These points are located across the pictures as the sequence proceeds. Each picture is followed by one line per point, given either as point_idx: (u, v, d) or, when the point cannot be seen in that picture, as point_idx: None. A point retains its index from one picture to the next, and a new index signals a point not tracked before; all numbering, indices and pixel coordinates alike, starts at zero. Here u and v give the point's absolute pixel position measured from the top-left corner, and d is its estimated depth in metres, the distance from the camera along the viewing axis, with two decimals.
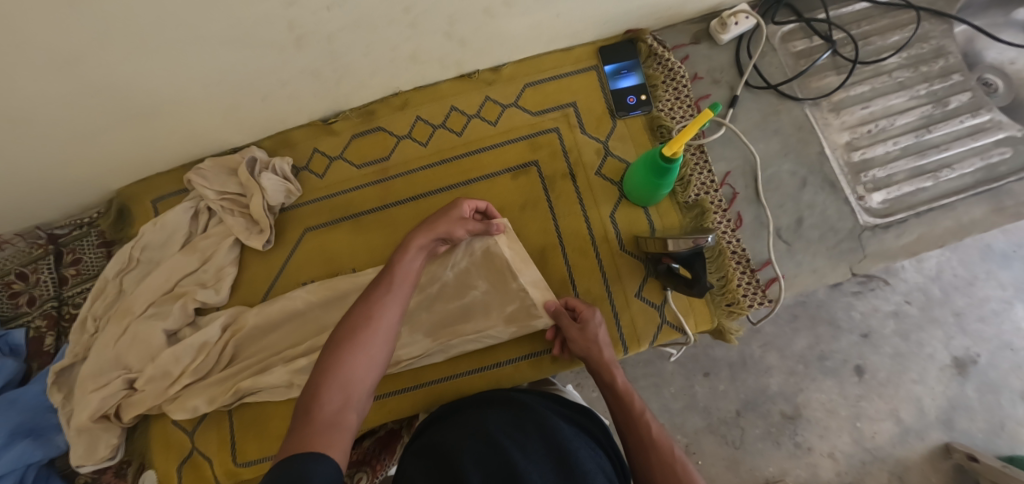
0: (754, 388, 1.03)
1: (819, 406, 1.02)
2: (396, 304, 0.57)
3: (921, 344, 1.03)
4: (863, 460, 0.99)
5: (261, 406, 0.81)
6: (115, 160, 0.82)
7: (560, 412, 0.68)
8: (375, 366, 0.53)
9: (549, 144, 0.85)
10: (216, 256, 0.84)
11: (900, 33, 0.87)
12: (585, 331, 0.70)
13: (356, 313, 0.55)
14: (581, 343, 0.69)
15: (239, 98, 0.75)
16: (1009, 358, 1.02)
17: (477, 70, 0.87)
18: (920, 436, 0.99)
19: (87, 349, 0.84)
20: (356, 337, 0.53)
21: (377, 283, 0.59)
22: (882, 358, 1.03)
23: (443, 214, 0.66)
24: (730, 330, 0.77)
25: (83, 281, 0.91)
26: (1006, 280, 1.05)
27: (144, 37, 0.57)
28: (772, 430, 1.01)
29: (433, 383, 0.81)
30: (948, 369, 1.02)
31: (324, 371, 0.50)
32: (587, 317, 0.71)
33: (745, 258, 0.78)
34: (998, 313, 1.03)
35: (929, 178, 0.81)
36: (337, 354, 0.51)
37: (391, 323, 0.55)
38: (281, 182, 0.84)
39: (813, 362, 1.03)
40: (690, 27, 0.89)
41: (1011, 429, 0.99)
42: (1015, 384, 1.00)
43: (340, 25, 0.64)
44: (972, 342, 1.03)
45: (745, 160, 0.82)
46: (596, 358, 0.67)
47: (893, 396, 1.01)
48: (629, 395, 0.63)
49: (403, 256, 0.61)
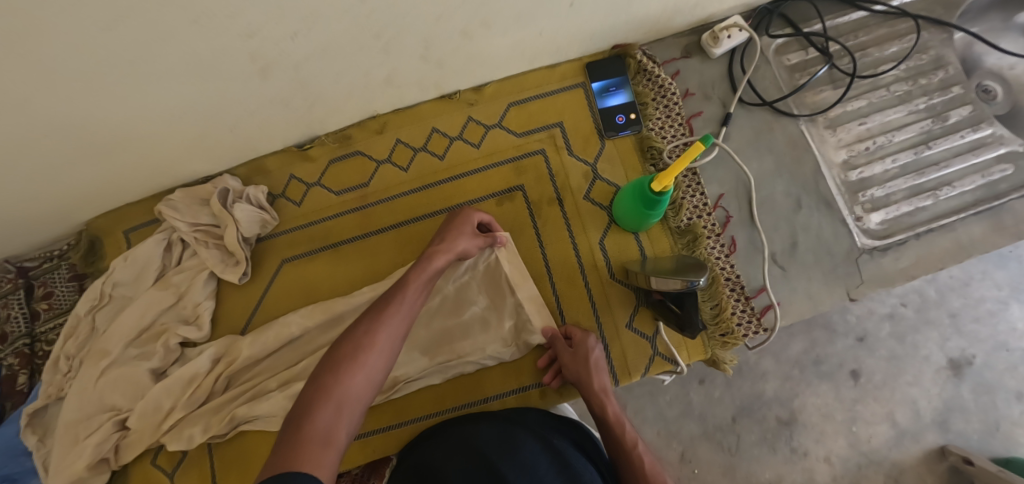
0: (749, 394, 0.99)
1: (815, 411, 0.98)
2: (401, 322, 0.57)
3: (917, 346, 1.00)
4: (859, 462, 0.96)
5: (261, 435, 0.79)
6: (80, 193, 0.78)
7: (542, 419, 0.67)
8: (372, 385, 0.53)
9: (535, 168, 0.82)
10: (190, 292, 0.81)
11: (899, 44, 0.84)
12: (583, 357, 0.70)
13: (360, 328, 0.56)
14: (579, 370, 0.69)
15: (205, 129, 0.71)
16: (1004, 358, 0.99)
17: (459, 90, 0.83)
18: (915, 438, 0.97)
19: (61, 389, 0.79)
20: (358, 353, 0.53)
21: (383, 299, 0.60)
22: (877, 361, 0.99)
23: (459, 233, 0.67)
24: (724, 360, 0.75)
25: (55, 317, 0.87)
26: (1001, 280, 1.02)
27: (95, 75, 0.54)
28: (767, 436, 0.97)
29: (418, 420, 0.77)
30: (943, 370, 0.99)
31: (323, 385, 0.50)
32: (584, 343, 0.71)
33: (739, 285, 0.76)
34: (994, 313, 1.00)
35: (929, 197, 0.80)
36: (337, 370, 0.51)
37: (393, 343, 0.56)
38: (256, 212, 0.81)
39: (809, 366, 1.00)
40: (680, 40, 0.85)
41: (1006, 429, 0.96)
42: (1011, 384, 0.98)
43: (307, 54, 0.61)
44: (969, 343, 0.99)
45: (739, 181, 0.80)
46: (594, 386, 0.68)
47: (889, 399, 0.98)
48: (624, 425, 0.66)
49: (416, 273, 0.62)
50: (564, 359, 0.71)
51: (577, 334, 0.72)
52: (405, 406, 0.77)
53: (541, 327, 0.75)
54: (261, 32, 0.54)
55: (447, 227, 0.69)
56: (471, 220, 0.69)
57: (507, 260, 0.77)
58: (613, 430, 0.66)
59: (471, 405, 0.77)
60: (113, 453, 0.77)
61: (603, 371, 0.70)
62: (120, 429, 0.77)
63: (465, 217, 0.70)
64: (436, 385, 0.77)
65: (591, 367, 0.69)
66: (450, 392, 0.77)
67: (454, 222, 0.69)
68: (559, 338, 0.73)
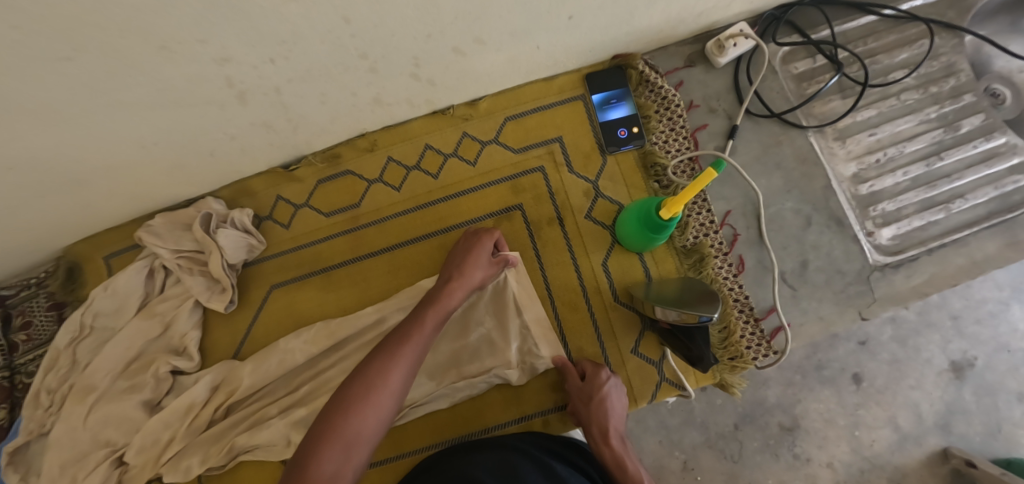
0: (751, 401, 0.94)
1: (817, 416, 0.93)
2: (414, 361, 0.57)
3: (918, 349, 0.95)
4: (861, 468, 0.92)
5: (262, 464, 0.75)
6: (54, 221, 0.74)
7: (547, 450, 0.63)
8: (381, 426, 0.53)
9: (534, 186, 0.79)
10: (176, 322, 0.77)
11: (909, 50, 0.81)
12: (588, 395, 0.68)
13: (372, 366, 0.55)
14: (583, 409, 0.68)
15: (183, 155, 0.67)
16: (1006, 360, 0.94)
17: (452, 105, 0.79)
18: (917, 442, 0.92)
19: (43, 425, 0.75)
20: (369, 395, 0.53)
21: (398, 332, 0.59)
22: (879, 365, 0.94)
23: (475, 265, 0.66)
24: (734, 385, 0.73)
25: (35, 348, 0.82)
26: (1002, 280, 0.97)
27: (56, 106, 0.50)
28: (770, 442, 0.93)
29: (418, 451, 0.74)
30: (945, 374, 0.94)
31: (333, 426, 0.51)
32: (594, 378, 0.68)
33: (748, 307, 0.74)
34: (995, 315, 0.95)
35: (941, 211, 0.77)
36: (347, 411, 0.52)
37: (404, 383, 0.55)
38: (242, 237, 0.77)
39: (811, 371, 0.95)
40: (683, 48, 0.82)
41: (1008, 431, 0.92)
42: (1013, 385, 0.93)
43: (288, 77, 0.57)
44: (970, 345, 0.95)
45: (746, 198, 0.78)
46: (595, 427, 0.66)
47: (891, 403, 0.93)
48: (624, 472, 0.62)
49: (431, 308, 0.61)
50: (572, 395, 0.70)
51: (589, 368, 0.70)
52: (404, 436, 0.74)
53: (553, 357, 0.72)
54: (236, 57, 0.50)
55: (465, 257, 0.67)
56: (488, 252, 0.68)
57: (515, 279, 0.74)
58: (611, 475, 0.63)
59: (470, 436, 0.74)
60: None
61: (609, 410, 0.66)
62: (120, 464, 0.74)
63: (479, 244, 0.68)
64: (442, 410, 0.74)
65: (594, 405, 0.66)
66: (449, 421, 0.74)
67: (470, 253, 0.68)
68: (570, 370, 0.70)
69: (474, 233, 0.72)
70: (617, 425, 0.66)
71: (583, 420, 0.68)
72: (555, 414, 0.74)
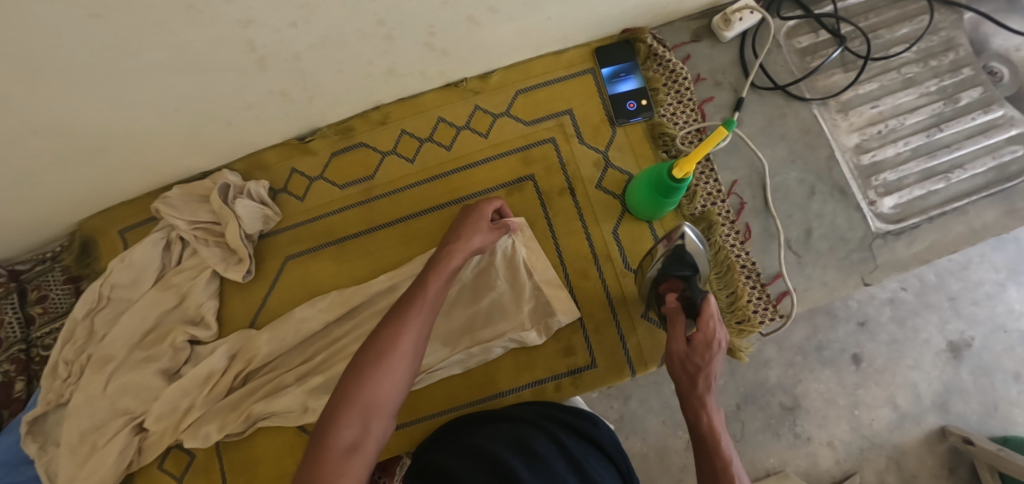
0: (752, 381, 0.96)
1: (817, 396, 0.96)
2: (423, 324, 0.56)
3: (917, 330, 0.97)
4: (861, 446, 0.94)
5: (278, 433, 0.76)
6: (73, 192, 0.75)
7: (566, 425, 0.64)
8: (399, 391, 0.52)
9: (544, 158, 0.81)
10: (192, 293, 0.78)
11: (910, 25, 0.83)
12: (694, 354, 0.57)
13: (382, 334, 0.54)
14: (681, 367, 0.58)
15: (201, 124, 0.68)
16: (1002, 341, 0.96)
17: (464, 78, 0.81)
18: (916, 421, 0.94)
19: (61, 395, 0.75)
20: (380, 361, 0.52)
21: (404, 300, 0.58)
22: (879, 346, 0.96)
23: (475, 229, 0.64)
24: (741, 348, 0.75)
25: (50, 321, 0.83)
26: (999, 262, 0.99)
27: (81, 66, 0.51)
28: (771, 421, 0.95)
29: (432, 417, 0.76)
30: (943, 354, 0.96)
31: (348, 395, 0.50)
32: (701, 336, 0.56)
33: (755, 272, 0.76)
34: (991, 296, 0.97)
35: (942, 180, 0.79)
36: (360, 378, 0.51)
37: (416, 347, 0.54)
38: (258, 208, 0.78)
39: (812, 352, 0.97)
40: (689, 24, 0.84)
41: (1004, 410, 0.94)
42: (1009, 365, 0.96)
43: (308, 43, 0.58)
44: (968, 325, 0.97)
45: (752, 168, 0.80)
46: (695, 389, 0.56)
47: (890, 383, 0.96)
48: (720, 446, 0.52)
49: (436, 271, 0.60)
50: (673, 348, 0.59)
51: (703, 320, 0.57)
52: (418, 401, 0.76)
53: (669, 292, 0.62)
54: (259, 20, 0.52)
55: (465, 221, 0.65)
56: (487, 215, 0.66)
57: (522, 244, 0.76)
58: (703, 444, 0.53)
59: (484, 400, 0.75)
60: (135, 456, 0.75)
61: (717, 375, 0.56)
62: (139, 432, 0.75)
63: (482, 207, 0.66)
64: (456, 375, 0.76)
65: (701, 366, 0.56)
66: (463, 386, 0.76)
67: (468, 218, 0.66)
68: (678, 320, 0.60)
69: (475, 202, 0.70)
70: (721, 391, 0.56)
71: (684, 377, 0.57)
72: (567, 379, 0.75)
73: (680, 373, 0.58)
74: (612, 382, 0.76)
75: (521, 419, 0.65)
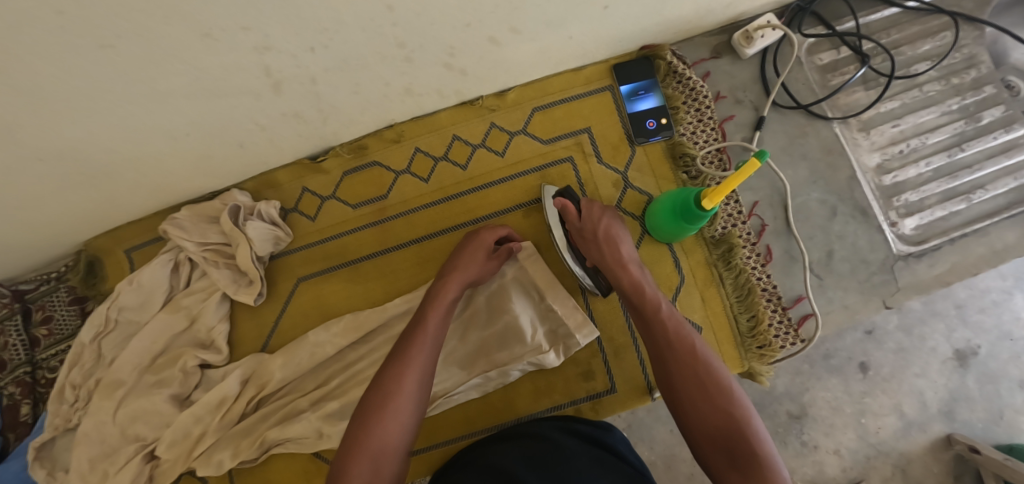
0: (760, 389, 0.94)
1: (824, 405, 0.93)
2: (426, 361, 0.56)
3: (924, 338, 0.94)
4: (867, 454, 0.92)
5: (293, 458, 0.75)
6: (79, 214, 0.73)
7: (579, 433, 0.64)
8: (407, 432, 0.52)
9: (562, 177, 0.79)
10: (202, 316, 0.76)
11: (932, 42, 0.82)
12: (592, 230, 0.66)
13: (386, 376, 0.54)
14: (588, 245, 0.67)
15: (212, 147, 0.66)
16: (1009, 348, 0.94)
17: (480, 96, 0.79)
18: (921, 428, 0.92)
19: (69, 420, 0.74)
20: (387, 403, 0.52)
21: (405, 338, 0.58)
22: (886, 354, 0.94)
23: (471, 261, 0.66)
24: (761, 372, 0.74)
25: (57, 342, 0.81)
26: (1005, 270, 0.96)
27: (91, 96, 0.49)
28: (778, 430, 0.93)
29: (451, 442, 0.75)
30: (949, 362, 0.94)
31: (357, 441, 0.50)
32: (591, 214, 0.68)
33: (776, 296, 0.75)
34: (998, 304, 0.95)
35: (963, 201, 0.78)
36: (369, 423, 0.51)
37: (421, 385, 0.55)
38: (269, 229, 0.77)
39: (819, 360, 0.95)
40: (709, 39, 0.82)
41: (1010, 418, 0.92)
42: (1014, 373, 0.93)
43: (325, 66, 0.56)
44: (973, 333, 0.94)
45: (774, 189, 0.78)
46: (607, 257, 0.64)
47: (896, 391, 0.93)
48: (639, 291, 0.59)
49: (433, 304, 0.61)
50: (577, 234, 0.69)
51: (585, 206, 0.69)
52: (437, 426, 0.75)
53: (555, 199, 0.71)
54: (277, 45, 0.50)
55: (461, 253, 0.67)
56: (485, 245, 0.68)
57: (532, 264, 0.74)
58: (628, 298, 0.60)
59: (503, 425, 0.74)
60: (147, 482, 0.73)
61: (619, 240, 0.65)
62: (151, 458, 0.73)
63: (478, 239, 0.68)
64: (474, 399, 0.75)
65: (600, 237, 0.65)
66: (481, 410, 0.75)
67: (467, 248, 0.68)
68: (570, 210, 0.69)
69: (474, 231, 0.71)
70: (630, 252, 0.65)
71: (593, 251, 0.66)
72: (586, 403, 0.75)
73: (590, 251, 0.67)
74: (631, 406, 0.75)
75: (530, 433, 0.64)
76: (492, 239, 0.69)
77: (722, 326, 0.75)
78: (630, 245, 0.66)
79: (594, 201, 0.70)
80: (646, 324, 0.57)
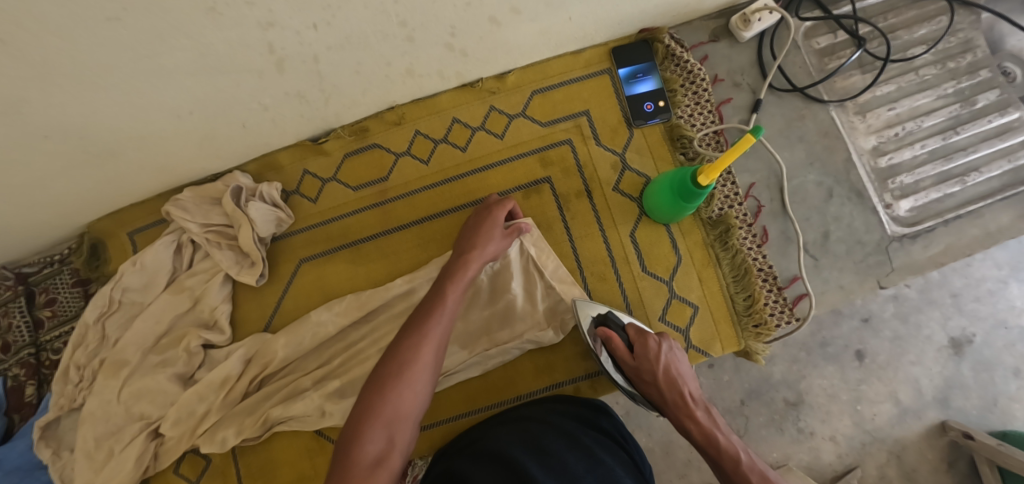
0: (757, 377, 0.95)
1: (820, 392, 0.95)
2: (441, 335, 0.58)
3: (919, 326, 0.96)
4: (862, 440, 0.93)
5: (295, 436, 0.76)
6: (83, 195, 0.74)
7: (576, 418, 0.66)
8: (420, 401, 0.54)
9: (561, 160, 0.80)
10: (206, 296, 0.77)
11: (928, 26, 0.82)
12: (649, 371, 0.65)
13: (403, 346, 0.56)
14: (649, 385, 0.66)
15: (215, 126, 0.67)
16: (1004, 337, 0.95)
17: (480, 79, 0.80)
18: (917, 416, 0.93)
19: (74, 400, 0.75)
20: (403, 372, 0.54)
21: (422, 311, 0.60)
22: (882, 342, 0.95)
23: (488, 238, 0.67)
24: (757, 351, 0.75)
25: (60, 324, 0.82)
26: (1001, 259, 0.97)
27: (98, 71, 0.50)
28: (775, 417, 0.94)
29: (449, 421, 0.76)
30: (945, 350, 0.95)
31: (372, 407, 0.52)
32: (645, 352, 0.65)
33: (773, 276, 0.76)
34: (993, 293, 0.96)
35: (958, 183, 0.79)
36: (383, 390, 0.53)
37: (436, 357, 0.57)
38: (271, 210, 0.77)
39: (815, 348, 0.96)
40: (707, 23, 0.83)
41: (1004, 405, 0.93)
42: (1010, 361, 0.94)
43: (328, 45, 0.57)
44: (969, 321, 0.96)
45: (770, 171, 0.79)
46: (671, 401, 0.63)
47: (892, 378, 0.95)
48: (716, 442, 0.59)
49: (452, 281, 0.62)
50: (633, 371, 0.67)
51: (636, 340, 0.67)
52: (439, 404, 0.76)
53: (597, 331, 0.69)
54: (280, 21, 0.50)
55: (477, 231, 0.68)
56: (500, 222, 0.68)
57: (530, 242, 0.75)
58: (703, 450, 0.60)
59: (504, 403, 0.76)
60: (152, 461, 0.74)
61: (682, 380, 0.64)
62: (155, 438, 0.74)
63: (491, 217, 0.69)
64: (475, 377, 0.76)
65: (660, 380, 0.64)
66: (481, 389, 0.76)
67: (482, 225, 0.68)
68: (617, 344, 0.66)
69: (485, 207, 0.72)
70: (693, 392, 0.64)
71: (655, 392, 0.65)
72: (586, 382, 0.76)
73: (651, 390, 0.66)
74: None
75: (527, 417, 0.66)
76: (503, 215, 0.70)
77: (719, 305, 0.76)
78: (693, 380, 0.66)
79: (646, 332, 0.68)
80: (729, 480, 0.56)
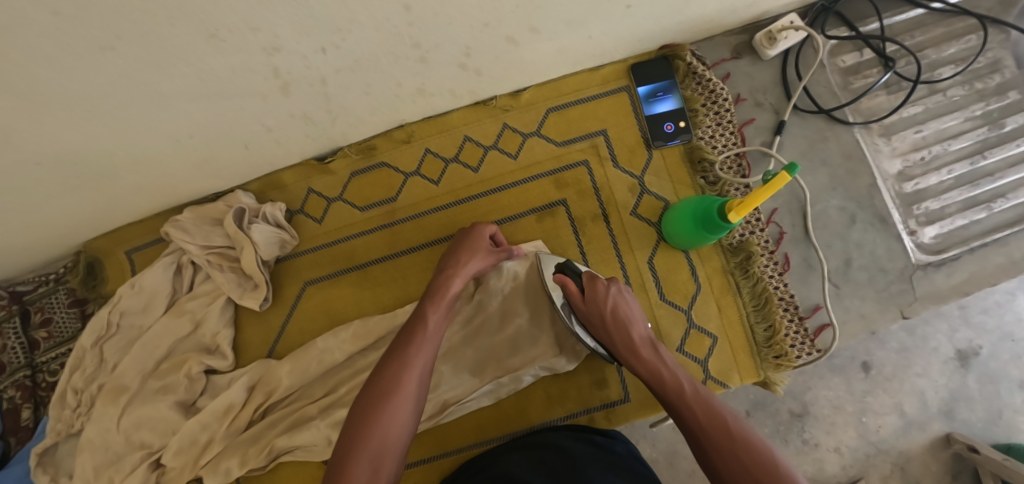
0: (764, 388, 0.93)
1: (826, 403, 0.93)
2: (425, 361, 0.58)
3: (926, 337, 0.94)
4: (868, 453, 0.92)
5: (302, 463, 0.74)
6: (77, 216, 0.70)
7: (589, 443, 0.64)
8: (404, 432, 0.54)
9: (576, 181, 0.77)
10: (208, 320, 0.75)
11: (957, 45, 0.79)
12: (597, 314, 0.62)
13: (385, 374, 0.56)
14: (598, 328, 0.63)
15: (217, 148, 0.64)
16: (1010, 349, 0.93)
17: (494, 96, 0.76)
18: (921, 427, 0.92)
19: (71, 425, 0.72)
20: (386, 405, 0.53)
21: (404, 335, 0.60)
22: (888, 354, 0.93)
23: (473, 254, 0.66)
24: (776, 381, 0.73)
25: (56, 346, 0.79)
26: None
27: (93, 98, 0.46)
28: (780, 428, 0.92)
29: (461, 450, 0.74)
30: (951, 362, 0.93)
31: (355, 441, 0.51)
32: (595, 294, 0.63)
33: (794, 305, 0.74)
34: (1001, 305, 0.94)
35: (983, 210, 0.77)
36: (368, 423, 0.52)
37: (419, 385, 0.56)
38: (275, 232, 0.75)
39: (822, 360, 0.94)
40: (729, 39, 0.80)
41: (1009, 418, 0.92)
42: (1015, 373, 0.93)
43: (336, 67, 0.54)
44: (976, 334, 0.94)
45: (793, 196, 0.77)
46: (620, 344, 0.61)
47: (898, 390, 0.93)
48: (663, 378, 0.57)
49: (433, 305, 0.62)
50: (584, 315, 0.65)
51: (587, 283, 0.64)
52: (450, 433, 0.74)
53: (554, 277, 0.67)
54: (286, 47, 0.47)
55: (459, 249, 0.67)
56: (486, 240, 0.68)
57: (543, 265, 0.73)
58: (650, 388, 0.58)
59: (516, 432, 0.73)
60: None
61: (629, 322, 0.62)
62: (157, 466, 0.71)
63: (477, 233, 0.69)
64: (487, 406, 0.74)
65: (608, 321, 0.62)
66: (492, 418, 0.74)
67: (467, 244, 0.68)
68: (571, 289, 0.65)
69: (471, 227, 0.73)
70: (642, 333, 0.61)
71: (604, 335, 0.63)
72: (601, 412, 0.74)
73: (601, 332, 0.63)
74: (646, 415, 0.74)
75: (537, 442, 0.65)
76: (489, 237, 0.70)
77: (738, 336, 0.74)
78: (643, 323, 0.63)
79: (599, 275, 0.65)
80: (676, 417, 0.55)
